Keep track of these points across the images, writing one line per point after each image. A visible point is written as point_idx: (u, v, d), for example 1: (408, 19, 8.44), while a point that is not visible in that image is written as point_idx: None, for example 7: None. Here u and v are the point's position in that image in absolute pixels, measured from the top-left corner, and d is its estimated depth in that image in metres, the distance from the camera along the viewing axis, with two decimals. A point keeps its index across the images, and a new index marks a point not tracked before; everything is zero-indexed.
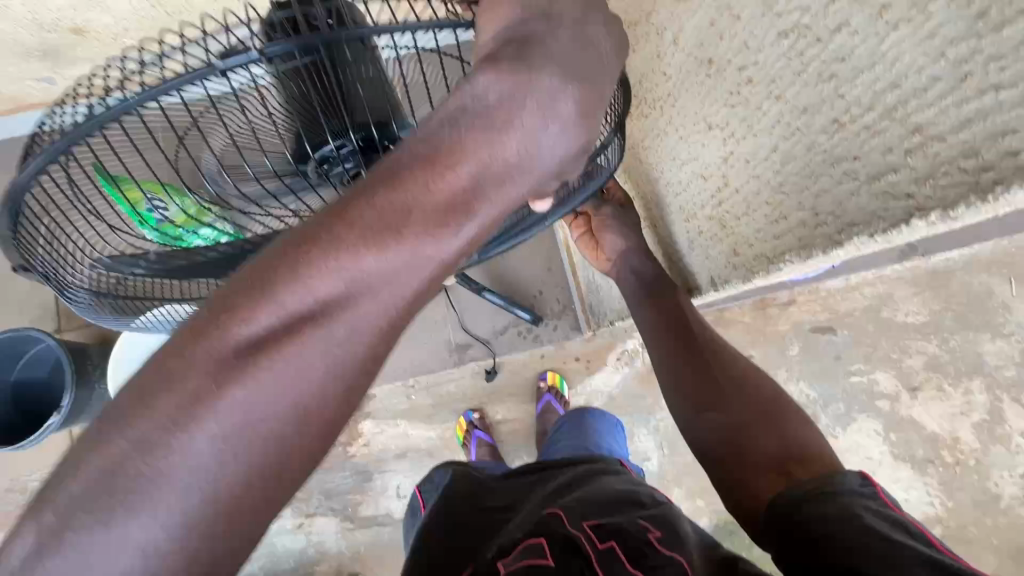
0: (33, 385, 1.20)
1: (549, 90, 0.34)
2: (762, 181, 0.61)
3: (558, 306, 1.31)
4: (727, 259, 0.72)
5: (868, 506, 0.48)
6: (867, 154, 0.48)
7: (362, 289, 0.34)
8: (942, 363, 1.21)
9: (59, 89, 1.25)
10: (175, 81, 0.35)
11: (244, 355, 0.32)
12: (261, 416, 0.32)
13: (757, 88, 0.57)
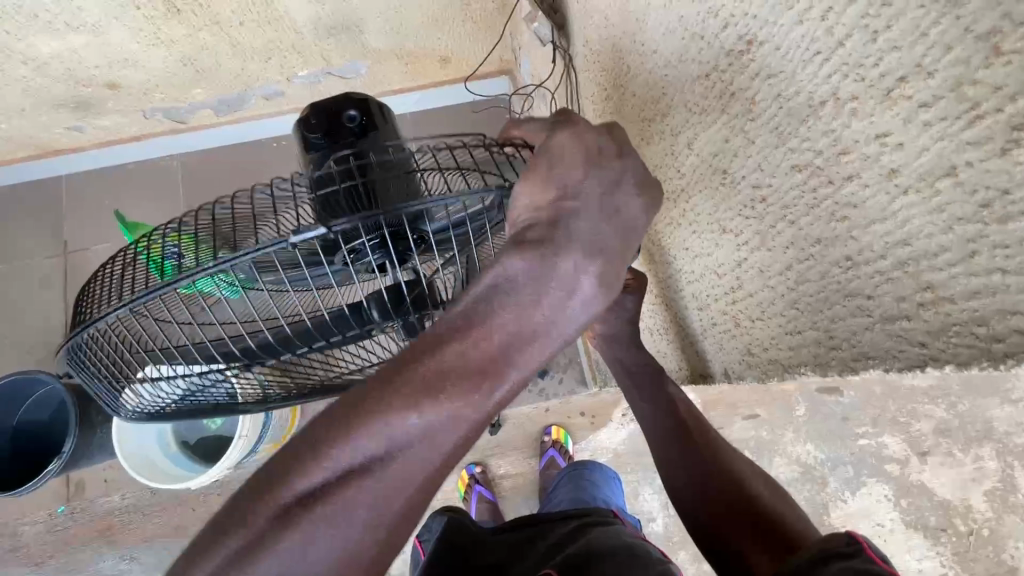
0: (35, 427, 1.19)
1: (575, 270, 0.36)
2: (776, 293, 0.48)
3: (564, 360, 1.40)
4: (741, 356, 0.57)
5: (846, 567, 0.40)
6: (880, 295, 0.37)
7: (402, 446, 0.35)
8: (952, 429, 1.15)
9: (88, 136, 1.30)
10: (252, 251, 0.39)
11: (300, 505, 0.34)
12: (312, 562, 0.34)
13: (770, 209, 0.45)
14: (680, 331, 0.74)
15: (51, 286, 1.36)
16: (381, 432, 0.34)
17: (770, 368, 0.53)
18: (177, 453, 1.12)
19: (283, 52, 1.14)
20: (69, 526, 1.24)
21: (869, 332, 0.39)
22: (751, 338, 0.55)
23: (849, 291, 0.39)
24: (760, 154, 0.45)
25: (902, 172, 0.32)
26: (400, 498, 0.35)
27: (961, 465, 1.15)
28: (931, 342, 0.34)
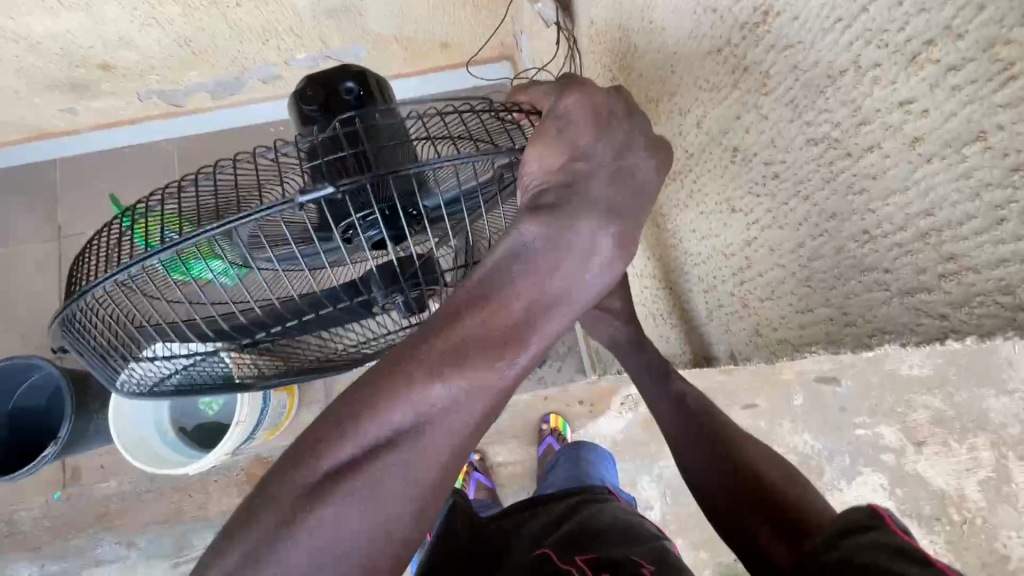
0: (31, 413, 1.18)
1: (590, 232, 0.36)
2: (787, 271, 0.48)
3: (564, 348, 1.37)
4: (750, 338, 0.57)
5: (874, 544, 0.44)
6: (898, 268, 0.37)
7: (429, 418, 0.35)
8: (947, 418, 1.24)
9: (84, 119, 1.28)
10: (254, 213, 0.38)
11: (330, 481, 0.34)
12: (346, 539, 0.34)
13: (783, 185, 0.45)
14: (685, 316, 0.73)
15: (46, 271, 1.35)
16: (407, 403, 0.35)
17: (778, 347, 0.53)
18: (176, 440, 1.11)
19: (282, 35, 1.12)
20: (67, 510, 1.24)
21: (886, 306, 0.38)
22: (761, 317, 0.54)
23: (865, 265, 0.39)
24: (773, 127, 0.44)
25: (926, 141, 0.32)
26: (430, 470, 0.35)
27: (958, 455, 1.22)
28: (951, 314, 0.34)
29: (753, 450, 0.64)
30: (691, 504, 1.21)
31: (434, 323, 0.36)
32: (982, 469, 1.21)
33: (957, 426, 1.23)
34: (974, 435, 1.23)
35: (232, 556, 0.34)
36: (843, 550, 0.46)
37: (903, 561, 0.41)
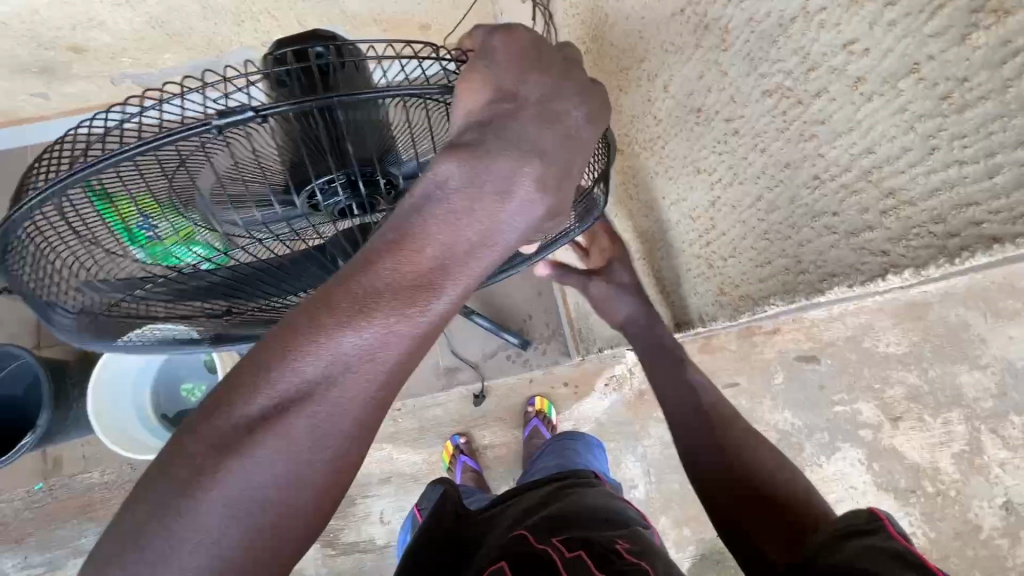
0: (9, 403, 1.17)
1: (510, 172, 0.38)
2: (747, 227, 0.62)
3: (547, 331, 1.35)
4: (715, 296, 0.71)
5: (870, 545, 0.46)
6: (845, 211, 0.50)
7: (340, 367, 0.37)
8: (922, 394, 1.26)
9: (54, 105, 1.25)
10: (168, 136, 0.35)
11: (240, 431, 0.35)
12: (255, 488, 0.35)
13: (743, 140, 0.57)
14: (659, 284, 0.87)
15: None
16: (322, 350, 0.36)
17: (739, 304, 0.68)
18: (157, 426, 1.08)
19: (257, 15, 1.10)
20: (49, 501, 1.25)
21: (834, 249, 0.52)
22: (723, 277, 0.69)
23: (817, 212, 0.53)
24: (734, 86, 0.56)
25: (867, 79, 0.43)
26: (346, 417, 0.37)
27: (932, 430, 1.25)
28: (891, 250, 0.48)
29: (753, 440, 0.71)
30: (675, 481, 1.24)
31: (349, 271, 0.38)
32: (955, 442, 1.24)
33: (932, 402, 1.26)
34: (948, 410, 1.25)
35: (141, 516, 0.34)
36: (841, 551, 0.48)
37: (897, 565, 0.43)
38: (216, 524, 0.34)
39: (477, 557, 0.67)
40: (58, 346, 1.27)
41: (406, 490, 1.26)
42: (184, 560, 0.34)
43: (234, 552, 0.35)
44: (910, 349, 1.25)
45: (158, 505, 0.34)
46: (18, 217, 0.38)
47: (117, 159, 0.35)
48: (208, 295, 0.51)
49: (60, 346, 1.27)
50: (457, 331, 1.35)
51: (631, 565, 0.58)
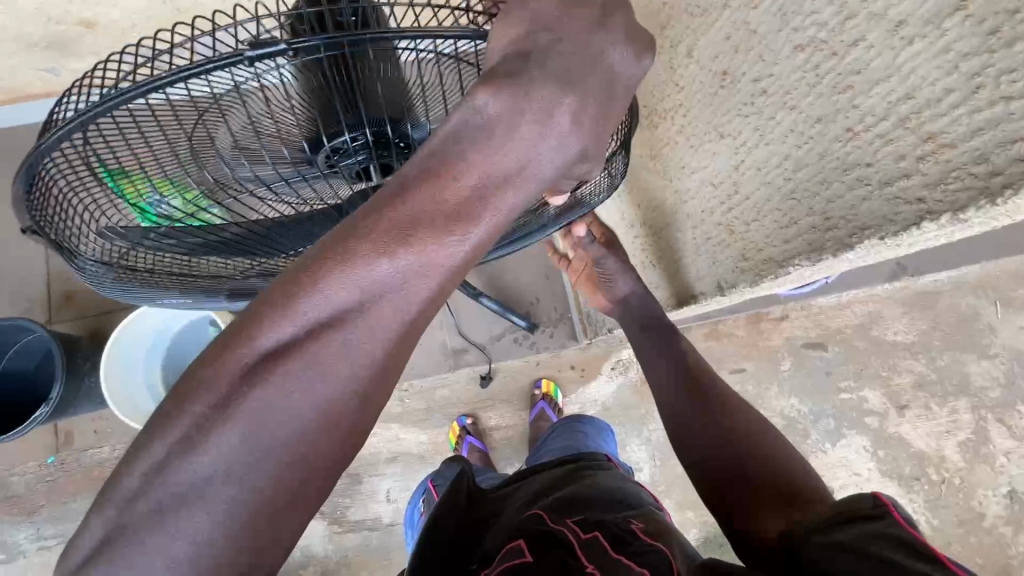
0: (20, 376, 1.18)
1: (548, 102, 0.37)
2: (773, 188, 0.63)
3: (555, 314, 1.34)
4: (736, 263, 0.73)
5: (874, 531, 0.47)
6: (879, 161, 0.49)
7: (375, 294, 0.40)
8: (929, 382, 1.29)
9: (63, 81, 1.24)
10: (202, 64, 0.35)
11: (276, 355, 0.38)
12: (292, 410, 0.38)
13: (771, 99, 0.59)
14: (669, 262, 0.92)
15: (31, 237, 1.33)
16: (348, 283, 0.39)
17: (761, 268, 0.69)
18: (168, 403, 1.10)
19: None
20: (60, 475, 1.27)
21: (866, 202, 0.52)
22: (747, 243, 0.70)
23: (849, 165, 0.53)
24: (762, 44, 0.58)
25: (907, 23, 0.44)
26: (373, 348, 0.40)
27: (938, 418, 1.27)
28: (927, 196, 0.46)
29: (747, 416, 0.75)
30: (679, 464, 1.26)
31: (372, 207, 0.39)
32: (961, 431, 1.26)
33: (939, 390, 1.28)
34: (955, 398, 1.27)
35: (172, 446, 0.37)
36: (843, 539, 0.49)
37: (900, 550, 0.44)
38: (253, 441, 0.37)
39: (492, 535, 0.68)
40: (70, 322, 1.29)
41: (414, 471, 1.27)
42: (218, 486, 0.37)
43: (272, 474, 0.38)
44: (918, 338, 1.30)
45: (190, 429, 0.37)
46: (45, 147, 0.39)
47: (154, 85, 0.36)
48: (222, 249, 0.51)
49: (71, 322, 1.29)
50: (465, 313, 1.33)
51: (647, 547, 0.60)
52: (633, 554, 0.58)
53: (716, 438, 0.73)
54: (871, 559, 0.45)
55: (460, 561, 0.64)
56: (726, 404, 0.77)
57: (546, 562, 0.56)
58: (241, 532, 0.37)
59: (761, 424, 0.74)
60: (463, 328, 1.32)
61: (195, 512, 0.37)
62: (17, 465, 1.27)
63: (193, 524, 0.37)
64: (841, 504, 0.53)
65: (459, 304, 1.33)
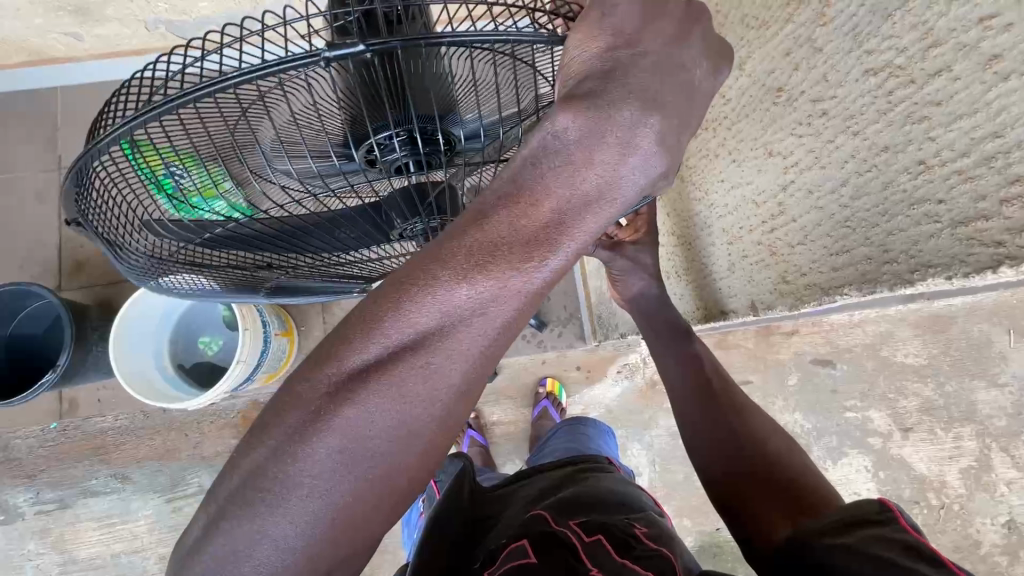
0: (28, 343, 1.17)
1: (631, 122, 0.36)
2: (824, 214, 0.63)
3: (564, 313, 1.32)
4: (775, 285, 0.74)
5: (880, 535, 0.47)
6: (953, 199, 0.49)
7: (454, 321, 0.38)
8: (935, 407, 1.28)
9: (86, 47, 1.23)
10: (274, 66, 0.34)
11: (355, 380, 0.37)
12: (369, 434, 0.38)
13: (832, 122, 0.58)
14: (698, 275, 0.92)
15: (45, 202, 1.33)
16: (433, 308, 0.37)
17: (803, 293, 0.71)
18: (173, 375, 1.11)
19: None
20: (62, 441, 1.28)
21: (934, 239, 0.52)
22: (788, 265, 0.71)
23: (916, 200, 0.52)
24: (828, 63, 0.56)
25: (1004, 57, 0.41)
26: (455, 373, 0.39)
27: (942, 443, 1.27)
28: (1007, 241, 0.47)
29: (757, 423, 0.75)
30: (678, 472, 1.27)
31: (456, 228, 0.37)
32: (963, 457, 1.26)
33: (945, 415, 1.27)
34: (960, 425, 1.27)
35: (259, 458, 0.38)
36: (847, 540, 0.49)
37: (911, 555, 0.43)
38: (335, 464, 0.37)
39: (496, 532, 0.68)
40: (77, 290, 1.29)
41: None
42: (302, 501, 0.37)
43: (353, 490, 0.38)
44: (928, 361, 1.29)
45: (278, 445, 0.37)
46: (100, 146, 0.39)
47: (220, 85, 0.35)
48: (269, 240, 0.51)
49: (79, 289, 1.29)
50: None
51: (650, 551, 0.61)
52: (637, 557, 0.59)
53: (726, 449, 0.72)
54: (875, 558, 0.45)
55: (464, 561, 0.65)
56: (738, 411, 0.76)
57: (550, 566, 0.55)
58: (325, 541, 0.38)
59: (774, 433, 0.74)
60: None
61: (281, 522, 0.37)
62: (19, 428, 1.28)
63: (277, 533, 0.37)
64: (845, 507, 0.53)
65: None
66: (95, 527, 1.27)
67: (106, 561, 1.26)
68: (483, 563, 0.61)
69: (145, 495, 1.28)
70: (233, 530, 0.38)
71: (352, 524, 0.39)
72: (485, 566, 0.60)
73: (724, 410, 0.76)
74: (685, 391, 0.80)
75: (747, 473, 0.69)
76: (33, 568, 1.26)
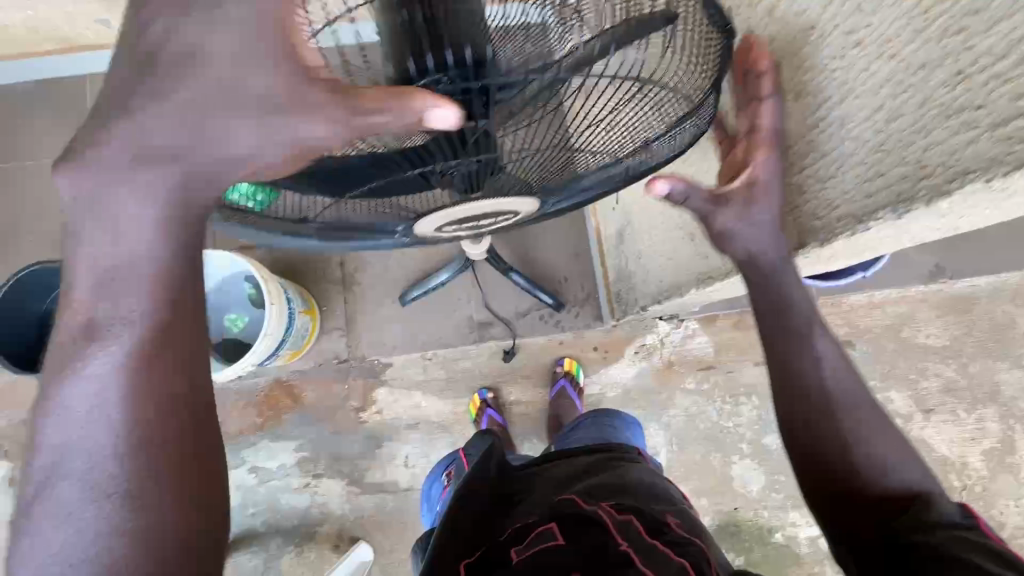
0: None
1: None
2: (858, 143, 0.58)
3: (582, 294, 1.32)
4: (803, 226, 0.68)
5: (957, 536, 0.46)
6: (994, 101, 0.45)
7: (132, 197, 0.40)
8: (958, 388, 1.27)
9: (114, 34, 1.27)
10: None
11: (111, 272, 0.41)
12: (139, 311, 0.41)
13: (868, 47, 0.55)
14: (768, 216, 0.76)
15: None
16: (135, 283, 0.42)
17: (833, 228, 0.64)
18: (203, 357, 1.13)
19: None
20: None
21: (972, 146, 0.47)
22: (818, 203, 0.65)
23: (955, 109, 0.48)
24: None
25: None
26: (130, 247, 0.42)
27: (964, 424, 1.26)
28: None
29: (879, 446, 0.56)
30: (695, 451, 1.28)
31: (239, 43, 0.37)
32: (986, 439, 1.25)
33: (967, 396, 1.26)
34: (983, 406, 1.25)
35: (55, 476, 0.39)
36: (923, 537, 0.48)
37: (989, 557, 0.43)
38: (102, 345, 0.41)
39: (523, 512, 0.69)
40: None
41: (433, 438, 1.30)
42: (97, 395, 0.40)
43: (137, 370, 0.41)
44: (951, 343, 1.28)
45: (70, 451, 0.40)
46: None
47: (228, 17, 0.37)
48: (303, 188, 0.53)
49: None
50: (493, 284, 1.32)
51: (683, 538, 0.64)
52: (670, 541, 0.62)
53: (826, 467, 0.57)
54: (953, 558, 0.44)
55: (486, 532, 0.67)
56: (857, 425, 0.57)
57: (579, 547, 0.58)
58: (123, 435, 0.40)
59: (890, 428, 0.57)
60: (490, 301, 1.32)
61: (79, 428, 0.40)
62: None
63: (83, 439, 0.40)
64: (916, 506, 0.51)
65: (489, 278, 1.32)
66: None
67: None
68: (511, 540, 0.62)
69: None
70: (52, 449, 0.40)
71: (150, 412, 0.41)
72: (512, 543, 0.61)
73: (835, 421, 0.58)
74: (783, 391, 0.61)
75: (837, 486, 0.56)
76: None
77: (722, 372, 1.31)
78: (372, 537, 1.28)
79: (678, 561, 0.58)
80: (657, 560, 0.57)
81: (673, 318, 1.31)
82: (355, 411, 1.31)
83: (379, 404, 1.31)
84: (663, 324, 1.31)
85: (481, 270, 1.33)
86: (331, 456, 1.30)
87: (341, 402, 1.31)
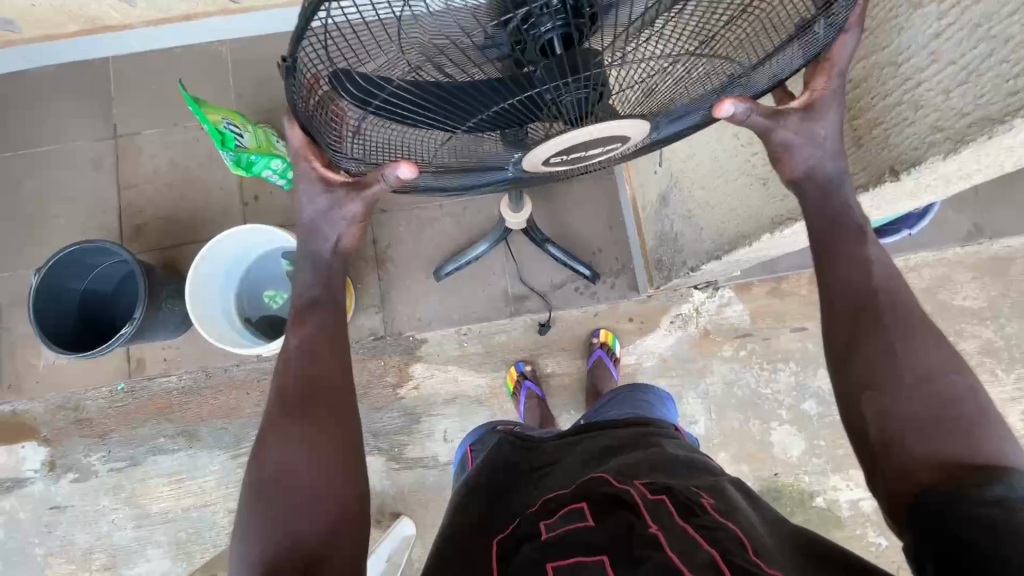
0: (99, 300, 1.21)
1: None
2: (998, 39, 0.53)
3: (617, 265, 1.32)
4: (923, 139, 0.63)
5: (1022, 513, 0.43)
6: None
7: (316, 238, 0.72)
8: (997, 348, 1.26)
9: (138, 12, 1.25)
10: None
11: (315, 267, 0.74)
12: (318, 288, 0.73)
13: None
14: (871, 127, 0.69)
15: (103, 170, 1.36)
16: (315, 268, 0.74)
17: (963, 135, 0.59)
18: (243, 329, 1.14)
19: None
20: (130, 400, 1.32)
21: None
22: (942, 113, 0.60)
23: None
24: None
25: None
26: (314, 259, 0.74)
27: (1004, 384, 1.25)
28: None
29: (925, 355, 0.56)
30: (733, 419, 1.28)
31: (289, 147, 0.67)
32: None
33: (1006, 356, 1.26)
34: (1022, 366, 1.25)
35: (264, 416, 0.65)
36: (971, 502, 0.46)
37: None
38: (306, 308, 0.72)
39: (551, 482, 0.67)
40: (141, 253, 1.32)
41: (471, 413, 1.30)
42: (302, 336, 0.70)
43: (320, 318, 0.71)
44: (988, 304, 1.27)
45: (274, 397, 0.66)
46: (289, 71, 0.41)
47: None
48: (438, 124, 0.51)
49: (142, 253, 1.32)
50: (527, 258, 1.32)
51: (716, 521, 0.55)
52: (701, 527, 0.54)
53: (871, 381, 0.56)
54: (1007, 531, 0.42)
55: (511, 508, 0.64)
56: (903, 339, 0.57)
57: (609, 532, 0.53)
58: (316, 358, 0.68)
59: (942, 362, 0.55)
60: (524, 275, 1.32)
61: (293, 353, 0.68)
62: (87, 388, 1.32)
63: (295, 360, 0.68)
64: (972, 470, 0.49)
65: (522, 250, 1.33)
66: (165, 483, 1.31)
67: (177, 515, 1.30)
68: (539, 514, 0.58)
69: (211, 452, 1.32)
70: (281, 366, 0.68)
71: (324, 346, 0.69)
72: (541, 517, 0.57)
73: (881, 332, 0.58)
74: (832, 310, 0.62)
75: (890, 418, 0.54)
76: (107, 523, 1.30)
77: (759, 340, 1.30)
78: (414, 512, 1.28)
79: (707, 550, 0.51)
80: (687, 546, 0.51)
81: (708, 287, 1.31)
82: (393, 387, 1.31)
83: (415, 379, 1.31)
84: (698, 293, 1.31)
85: (514, 244, 1.33)
86: (369, 433, 1.30)
87: (378, 378, 1.31)
